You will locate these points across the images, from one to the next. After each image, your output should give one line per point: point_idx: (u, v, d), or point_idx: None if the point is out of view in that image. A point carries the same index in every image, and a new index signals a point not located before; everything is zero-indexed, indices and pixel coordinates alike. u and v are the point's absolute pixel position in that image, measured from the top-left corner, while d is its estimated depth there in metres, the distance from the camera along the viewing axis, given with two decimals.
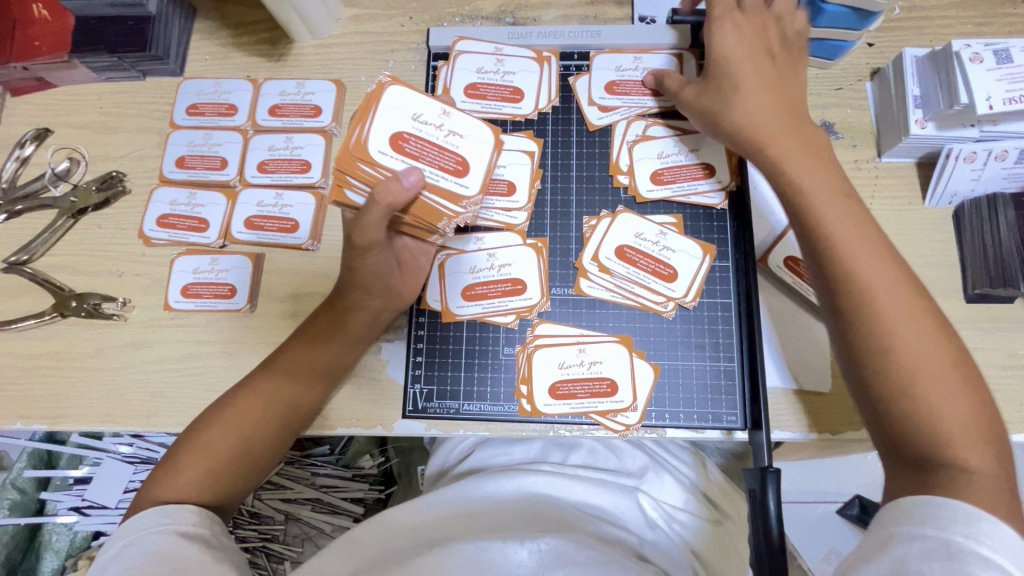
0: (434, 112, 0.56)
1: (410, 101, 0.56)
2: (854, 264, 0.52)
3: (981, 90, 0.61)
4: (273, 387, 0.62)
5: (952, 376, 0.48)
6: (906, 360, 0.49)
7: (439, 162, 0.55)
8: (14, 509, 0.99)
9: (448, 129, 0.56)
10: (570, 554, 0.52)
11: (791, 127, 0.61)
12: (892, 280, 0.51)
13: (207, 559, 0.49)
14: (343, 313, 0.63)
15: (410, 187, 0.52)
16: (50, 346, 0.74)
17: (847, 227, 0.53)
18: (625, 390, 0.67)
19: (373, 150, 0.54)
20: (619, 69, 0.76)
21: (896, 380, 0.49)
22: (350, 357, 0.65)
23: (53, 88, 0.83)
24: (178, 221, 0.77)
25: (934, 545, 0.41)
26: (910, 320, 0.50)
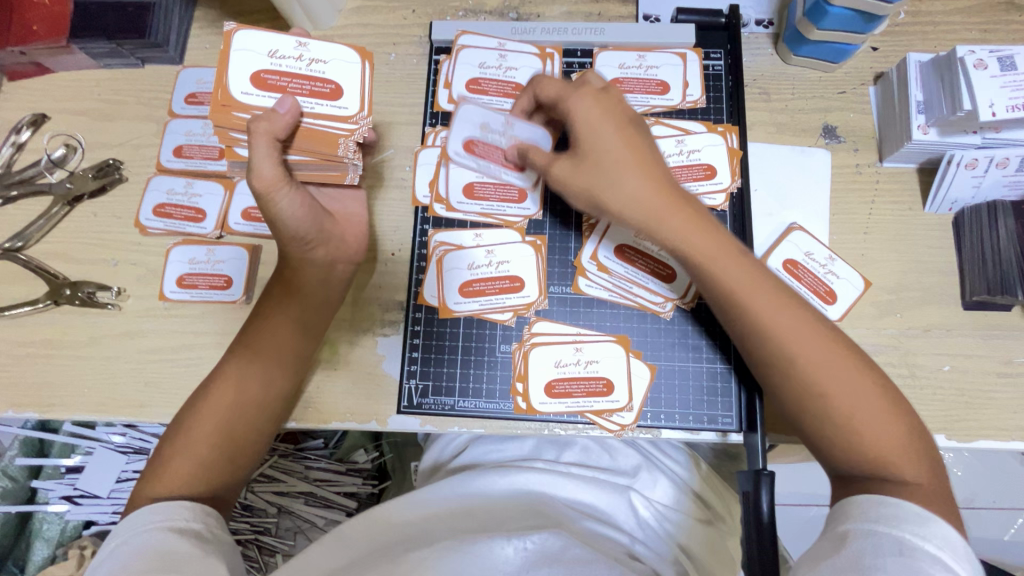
0: (289, 46, 0.60)
1: (259, 39, 0.60)
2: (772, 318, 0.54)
3: (984, 97, 0.61)
4: (246, 367, 0.62)
5: (865, 386, 0.52)
6: (837, 399, 0.52)
7: (311, 86, 0.60)
8: (5, 497, 0.98)
9: (306, 57, 0.61)
10: (556, 554, 0.52)
11: (597, 151, 0.58)
12: (806, 326, 0.54)
13: (197, 551, 0.49)
14: (293, 276, 0.66)
15: (285, 112, 0.58)
16: (43, 334, 0.73)
17: (749, 281, 0.55)
18: (622, 390, 0.67)
19: (241, 89, 0.59)
20: (623, 67, 0.75)
21: (831, 421, 0.52)
22: (318, 325, 0.66)
23: (50, 74, 0.82)
24: (175, 210, 0.76)
25: (886, 540, 0.43)
26: (824, 344, 0.53)
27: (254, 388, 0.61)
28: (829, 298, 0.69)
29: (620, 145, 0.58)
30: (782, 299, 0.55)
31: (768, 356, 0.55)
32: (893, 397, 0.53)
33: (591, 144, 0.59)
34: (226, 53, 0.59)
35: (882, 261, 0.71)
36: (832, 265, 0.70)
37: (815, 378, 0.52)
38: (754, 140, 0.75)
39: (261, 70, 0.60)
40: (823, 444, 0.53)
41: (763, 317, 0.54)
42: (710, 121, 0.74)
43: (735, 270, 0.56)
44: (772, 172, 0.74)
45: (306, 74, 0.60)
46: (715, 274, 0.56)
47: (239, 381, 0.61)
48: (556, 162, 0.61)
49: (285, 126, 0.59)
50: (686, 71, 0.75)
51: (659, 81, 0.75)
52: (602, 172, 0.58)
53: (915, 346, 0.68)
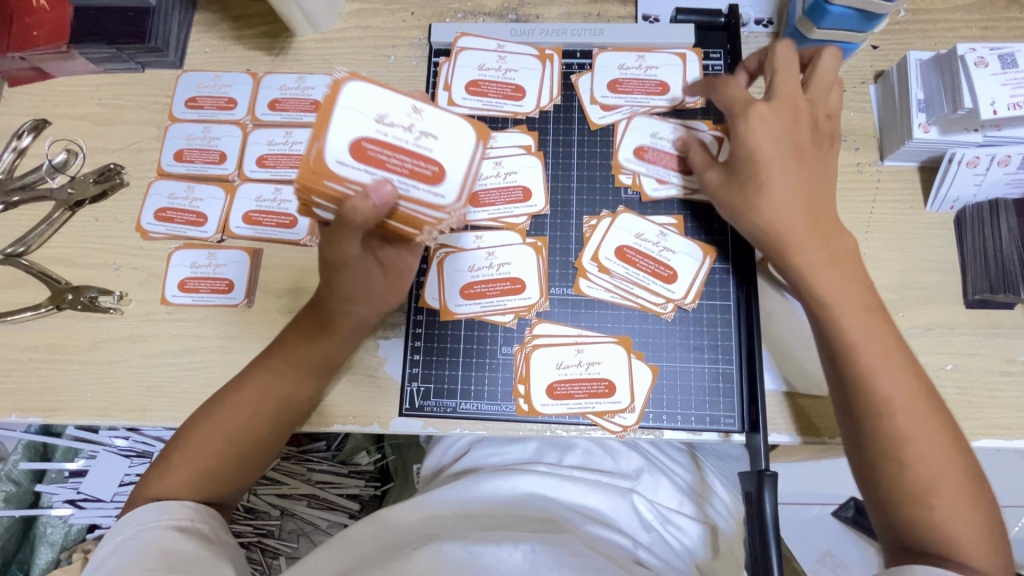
0: (403, 110, 0.46)
1: (375, 98, 0.46)
2: (874, 381, 0.53)
3: (985, 96, 0.61)
4: (263, 386, 0.61)
5: (953, 470, 0.51)
6: (924, 474, 0.51)
7: (413, 164, 0.47)
8: (9, 501, 0.99)
9: (420, 130, 0.47)
10: (559, 558, 0.52)
11: (765, 172, 0.57)
12: (914, 398, 0.53)
13: (205, 552, 0.49)
14: (329, 319, 0.61)
15: (382, 203, 0.46)
16: (45, 339, 0.73)
17: (868, 339, 0.54)
18: (623, 390, 0.67)
19: (337, 157, 0.46)
20: (622, 67, 0.75)
21: (912, 491, 0.51)
22: (340, 357, 0.64)
23: (51, 79, 0.82)
24: (176, 215, 0.76)
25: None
26: (926, 416, 0.52)
27: (271, 409, 0.60)
28: None
29: (778, 166, 0.57)
30: (886, 343, 0.54)
31: (863, 414, 0.53)
32: (983, 491, 0.51)
33: (748, 165, 0.58)
34: (334, 111, 0.46)
35: (884, 260, 0.70)
36: None
37: (910, 453, 0.51)
38: None
39: (364, 137, 0.46)
40: (873, 492, 0.53)
41: (879, 384, 0.53)
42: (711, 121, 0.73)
43: (843, 291, 0.55)
44: None
45: (411, 148, 0.47)
46: (833, 323, 0.55)
47: (255, 399, 0.60)
48: (709, 172, 0.63)
49: (375, 214, 0.46)
50: (685, 71, 0.75)
51: (658, 81, 0.75)
52: (749, 196, 0.58)
53: (917, 345, 0.68)
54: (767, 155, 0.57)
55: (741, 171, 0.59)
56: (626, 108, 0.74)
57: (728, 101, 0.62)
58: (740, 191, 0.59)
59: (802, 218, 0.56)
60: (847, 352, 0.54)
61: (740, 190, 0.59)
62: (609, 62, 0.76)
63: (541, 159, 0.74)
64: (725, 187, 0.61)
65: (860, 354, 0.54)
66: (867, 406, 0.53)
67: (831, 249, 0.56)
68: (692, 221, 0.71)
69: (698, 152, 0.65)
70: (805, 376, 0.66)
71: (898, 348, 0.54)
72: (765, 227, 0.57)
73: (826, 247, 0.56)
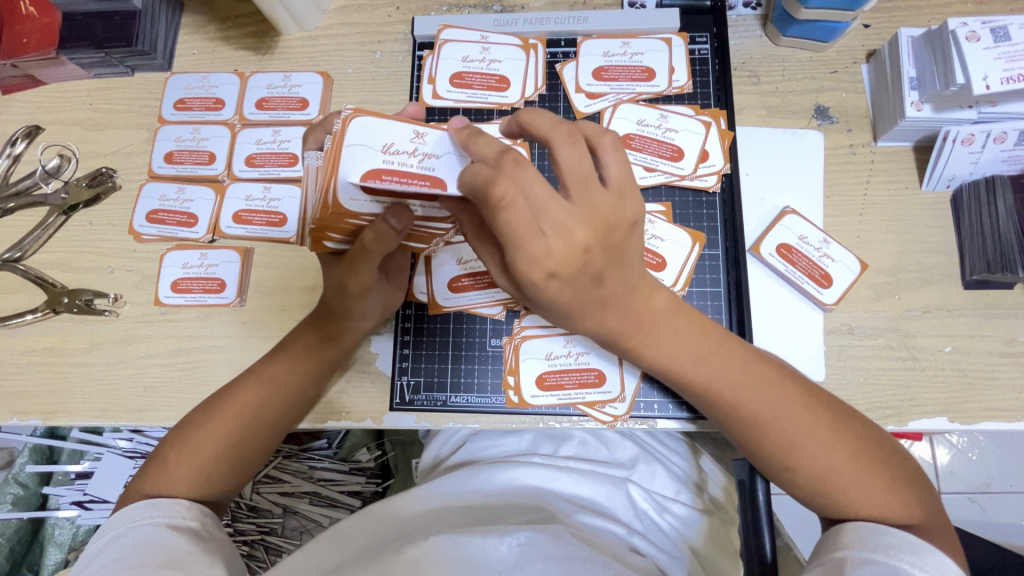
0: (406, 137, 0.46)
1: (382, 129, 0.46)
2: (740, 405, 0.52)
3: (978, 70, 0.59)
4: (261, 391, 0.61)
5: (842, 449, 0.50)
6: (818, 467, 0.50)
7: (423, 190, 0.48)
8: (17, 503, 1.00)
9: (423, 152, 0.46)
10: (549, 550, 0.52)
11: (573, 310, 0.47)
12: (778, 405, 0.51)
13: (195, 549, 0.49)
14: (335, 332, 0.63)
15: (399, 228, 0.49)
16: (43, 343, 0.74)
17: (715, 376, 0.52)
18: (613, 380, 0.66)
19: (352, 194, 0.47)
20: (607, 54, 0.75)
21: (813, 482, 0.51)
22: (342, 360, 0.66)
23: (43, 86, 0.83)
24: (168, 216, 0.77)
25: (884, 569, 0.44)
26: (792, 408, 0.51)
27: (271, 415, 0.61)
28: (824, 282, 0.68)
29: (580, 300, 0.47)
30: (744, 375, 0.52)
31: (740, 434, 0.53)
32: (879, 451, 0.51)
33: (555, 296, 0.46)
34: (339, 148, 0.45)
35: (878, 243, 0.69)
36: (826, 248, 0.69)
37: (795, 452, 0.51)
38: (744, 124, 0.74)
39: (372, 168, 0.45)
40: (785, 484, 0.53)
41: (742, 410, 0.52)
42: (698, 105, 0.73)
43: (696, 363, 0.53)
44: (763, 155, 0.73)
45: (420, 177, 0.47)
46: (685, 380, 0.54)
47: (255, 403, 0.60)
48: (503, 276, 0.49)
49: (396, 238, 0.50)
50: (671, 56, 0.74)
51: (644, 67, 0.74)
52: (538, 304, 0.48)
53: (914, 328, 0.67)
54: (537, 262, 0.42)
55: (543, 306, 0.48)
56: (612, 95, 0.74)
57: (517, 236, 0.41)
58: (547, 314, 0.49)
59: (624, 308, 0.50)
60: (707, 395, 0.53)
61: (547, 314, 0.49)
62: (594, 50, 0.75)
63: None
64: (535, 309, 0.50)
65: (719, 395, 0.53)
66: (743, 433, 0.53)
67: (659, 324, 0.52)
68: (679, 208, 0.71)
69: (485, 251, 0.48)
70: (796, 362, 0.66)
71: (734, 349, 0.53)
72: (577, 331, 0.51)
73: (646, 309, 0.51)
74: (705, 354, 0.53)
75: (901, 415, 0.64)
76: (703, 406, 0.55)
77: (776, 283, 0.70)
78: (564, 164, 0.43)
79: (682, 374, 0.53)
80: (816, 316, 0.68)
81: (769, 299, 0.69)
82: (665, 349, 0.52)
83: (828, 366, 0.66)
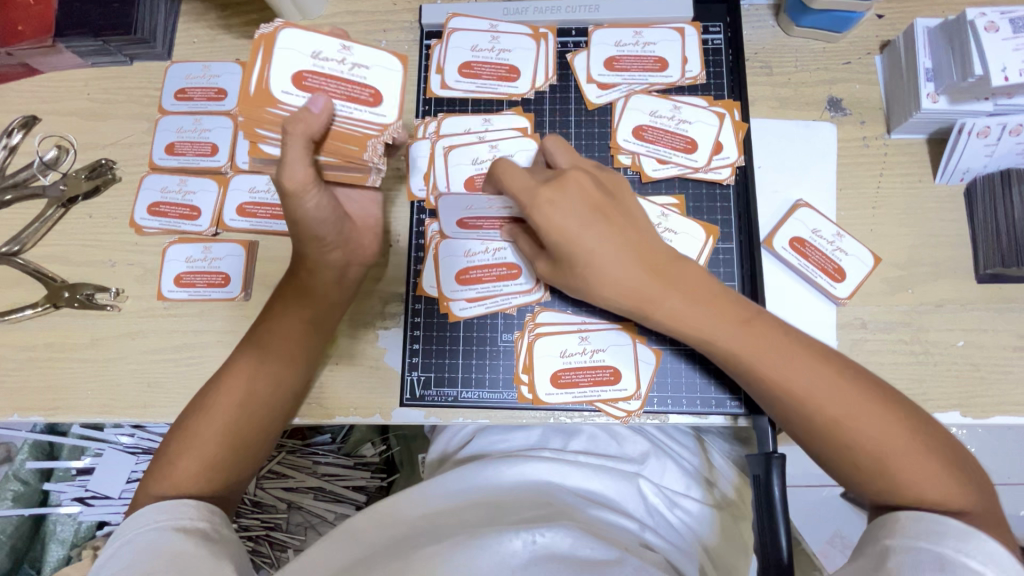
0: (333, 48, 0.53)
1: (306, 37, 0.53)
2: (790, 378, 0.53)
3: (996, 62, 0.59)
4: (250, 360, 0.62)
5: (894, 427, 0.50)
6: (871, 445, 0.50)
7: (348, 90, 0.53)
8: (17, 500, 0.99)
9: (351, 61, 0.53)
10: (564, 552, 0.51)
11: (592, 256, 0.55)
12: (826, 380, 0.52)
13: (204, 552, 0.49)
14: (308, 278, 0.63)
15: (319, 112, 0.51)
16: (43, 338, 0.73)
17: (756, 345, 0.54)
18: (628, 377, 0.66)
19: (280, 87, 0.52)
20: (619, 44, 0.73)
21: (867, 464, 0.50)
22: (330, 323, 0.65)
23: (39, 75, 0.81)
24: (170, 209, 0.75)
25: (929, 556, 0.43)
26: (838, 386, 0.52)
27: (262, 386, 0.61)
28: (838, 276, 0.67)
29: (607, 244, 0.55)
30: (798, 351, 0.54)
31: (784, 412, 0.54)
32: (931, 434, 0.50)
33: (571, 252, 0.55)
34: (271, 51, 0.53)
35: (891, 236, 0.69)
36: (840, 242, 0.68)
37: (848, 429, 0.51)
38: (757, 115, 0.73)
39: (303, 70, 0.53)
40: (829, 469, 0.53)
41: (795, 382, 0.52)
42: (711, 96, 0.72)
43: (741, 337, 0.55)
44: (777, 148, 0.72)
45: (346, 77, 0.53)
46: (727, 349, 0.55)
47: (250, 383, 0.60)
48: (537, 259, 0.61)
49: (317, 131, 0.52)
50: (684, 46, 0.73)
51: (656, 57, 0.73)
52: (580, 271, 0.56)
53: (927, 322, 0.66)
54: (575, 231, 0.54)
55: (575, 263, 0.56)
56: (624, 86, 0.73)
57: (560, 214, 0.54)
58: (579, 277, 0.57)
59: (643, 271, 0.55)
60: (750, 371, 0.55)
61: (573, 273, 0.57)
62: (606, 39, 0.74)
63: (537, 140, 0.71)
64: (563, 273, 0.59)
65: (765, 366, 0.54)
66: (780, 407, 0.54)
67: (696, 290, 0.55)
68: (693, 201, 0.71)
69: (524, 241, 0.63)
70: None
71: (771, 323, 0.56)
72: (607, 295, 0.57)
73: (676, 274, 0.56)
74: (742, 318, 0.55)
75: None
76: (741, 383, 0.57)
77: (789, 277, 0.69)
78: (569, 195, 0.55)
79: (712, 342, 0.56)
80: (830, 310, 0.67)
81: (782, 294, 0.69)
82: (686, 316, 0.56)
83: None
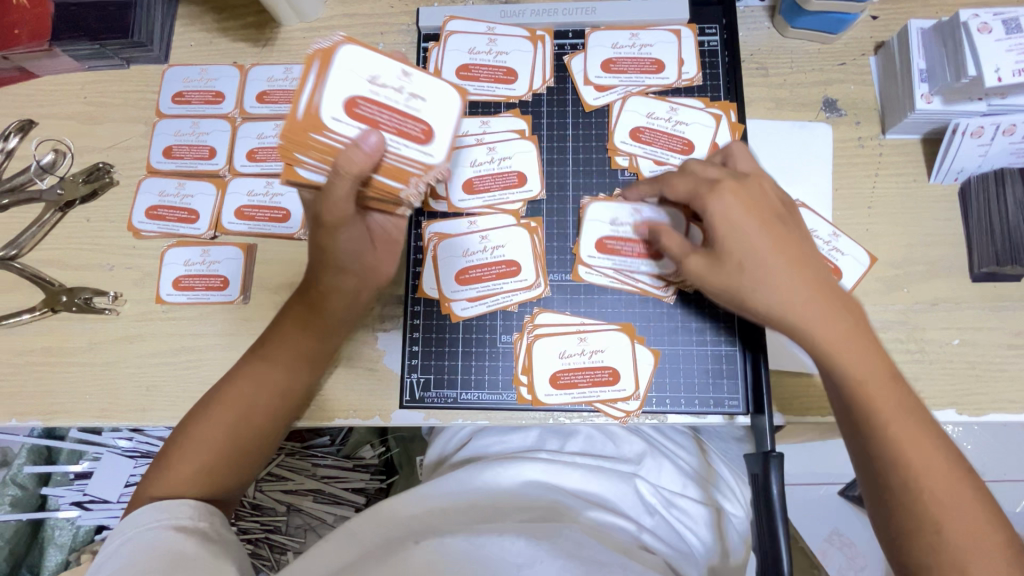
0: (395, 74, 0.49)
1: (364, 60, 0.49)
2: (889, 421, 0.47)
3: (990, 62, 0.59)
4: (251, 374, 0.60)
5: (972, 504, 0.45)
6: (938, 513, 0.45)
7: (401, 123, 0.49)
8: (15, 505, 0.99)
9: (409, 91, 0.49)
10: (565, 550, 0.51)
11: (762, 264, 0.49)
12: (922, 433, 0.47)
13: (205, 553, 0.49)
14: (315, 299, 0.59)
15: (371, 151, 0.47)
16: (41, 342, 0.73)
17: (879, 379, 0.48)
18: (627, 378, 0.66)
19: (331, 113, 0.48)
20: (615, 46, 0.74)
21: (925, 528, 0.45)
22: (335, 340, 0.62)
23: (36, 79, 0.80)
24: (168, 212, 0.75)
25: None
26: (927, 442, 0.47)
27: (265, 399, 0.60)
28: (834, 276, 0.68)
29: (779, 255, 0.49)
30: (912, 414, 0.48)
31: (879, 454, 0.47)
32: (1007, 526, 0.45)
33: (736, 251, 0.50)
34: (328, 72, 0.48)
35: (887, 236, 0.69)
36: (836, 242, 0.69)
37: (923, 490, 0.46)
38: (753, 116, 0.73)
39: (357, 96, 0.49)
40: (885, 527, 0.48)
41: (895, 427, 0.47)
42: (707, 98, 0.72)
43: (878, 384, 0.48)
44: (773, 149, 0.72)
45: (403, 109, 0.49)
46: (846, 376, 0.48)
47: (252, 395, 0.59)
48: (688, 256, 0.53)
49: (366, 168, 0.48)
50: (680, 48, 0.73)
51: (653, 59, 0.73)
52: (736, 269, 0.50)
53: (923, 321, 0.67)
54: (742, 230, 0.49)
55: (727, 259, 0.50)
56: (621, 88, 0.73)
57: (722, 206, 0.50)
58: (734, 273, 0.50)
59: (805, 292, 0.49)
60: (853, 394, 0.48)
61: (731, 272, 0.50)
62: (602, 41, 0.74)
63: (535, 143, 0.72)
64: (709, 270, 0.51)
65: (873, 398, 0.47)
66: (879, 453, 0.48)
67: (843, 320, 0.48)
68: None
69: (671, 237, 0.55)
70: None
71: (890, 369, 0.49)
72: (763, 302, 0.49)
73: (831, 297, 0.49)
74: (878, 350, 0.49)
75: None
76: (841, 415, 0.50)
77: None
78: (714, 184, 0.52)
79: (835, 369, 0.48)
80: None
81: None
82: (829, 339, 0.48)
83: None
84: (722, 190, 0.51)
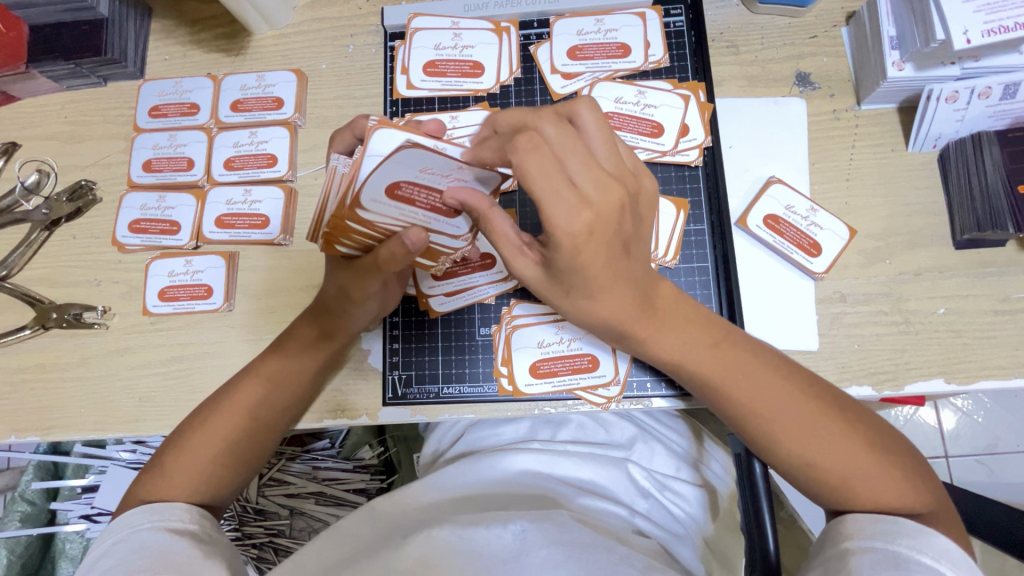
0: (448, 166, 0.45)
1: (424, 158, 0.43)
2: (753, 396, 0.52)
3: (958, 25, 0.58)
4: (262, 395, 0.61)
5: (846, 437, 0.50)
6: (834, 463, 0.49)
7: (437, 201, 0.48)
8: (26, 520, 1.01)
9: (456, 176, 0.47)
10: (553, 535, 0.51)
11: (595, 284, 0.49)
12: (784, 397, 0.51)
13: (195, 552, 0.49)
14: (331, 329, 0.62)
15: (413, 246, 0.49)
16: (34, 359, 0.74)
17: (715, 365, 0.53)
18: (606, 364, 0.66)
19: (373, 194, 0.45)
20: (581, 33, 0.74)
21: (828, 480, 0.50)
22: (340, 355, 0.66)
23: (17, 101, 0.82)
24: (150, 225, 0.76)
25: (885, 557, 0.44)
26: (789, 398, 0.51)
27: (267, 415, 0.61)
28: (813, 251, 0.67)
29: (609, 270, 0.48)
30: (749, 362, 0.53)
31: (749, 435, 0.53)
32: (886, 440, 0.51)
33: (575, 276, 0.48)
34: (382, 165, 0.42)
35: (867, 208, 0.68)
36: (814, 217, 0.68)
37: (798, 448, 0.50)
38: (725, 95, 0.73)
39: (403, 180, 0.45)
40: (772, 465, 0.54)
41: (752, 400, 0.52)
42: (675, 79, 0.72)
43: (705, 353, 0.53)
44: (746, 126, 0.72)
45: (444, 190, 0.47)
46: (692, 372, 0.54)
47: (250, 408, 0.60)
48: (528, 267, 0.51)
49: (410, 257, 0.51)
50: (646, 31, 0.73)
51: (619, 43, 0.73)
52: (578, 292, 0.50)
53: (907, 291, 0.66)
54: (575, 253, 0.46)
55: (568, 281, 0.49)
56: (588, 74, 0.73)
57: (544, 194, 0.44)
58: (566, 297, 0.51)
59: (637, 296, 0.51)
60: (715, 384, 0.53)
61: (565, 294, 0.51)
62: (567, 29, 0.74)
63: None
64: (551, 287, 0.51)
65: (725, 384, 0.53)
66: (731, 409, 0.53)
67: (663, 312, 0.53)
68: (662, 183, 0.71)
69: (495, 232, 0.49)
70: (794, 334, 0.66)
71: (743, 345, 0.54)
72: (590, 319, 0.53)
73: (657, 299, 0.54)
74: (714, 342, 0.54)
75: (896, 379, 0.64)
76: (692, 388, 0.56)
77: (764, 254, 0.69)
78: (591, 131, 0.46)
79: (663, 357, 0.54)
80: (807, 286, 0.67)
81: (757, 270, 0.69)
82: (670, 347, 0.54)
83: (823, 335, 0.66)
84: (568, 206, 0.44)
